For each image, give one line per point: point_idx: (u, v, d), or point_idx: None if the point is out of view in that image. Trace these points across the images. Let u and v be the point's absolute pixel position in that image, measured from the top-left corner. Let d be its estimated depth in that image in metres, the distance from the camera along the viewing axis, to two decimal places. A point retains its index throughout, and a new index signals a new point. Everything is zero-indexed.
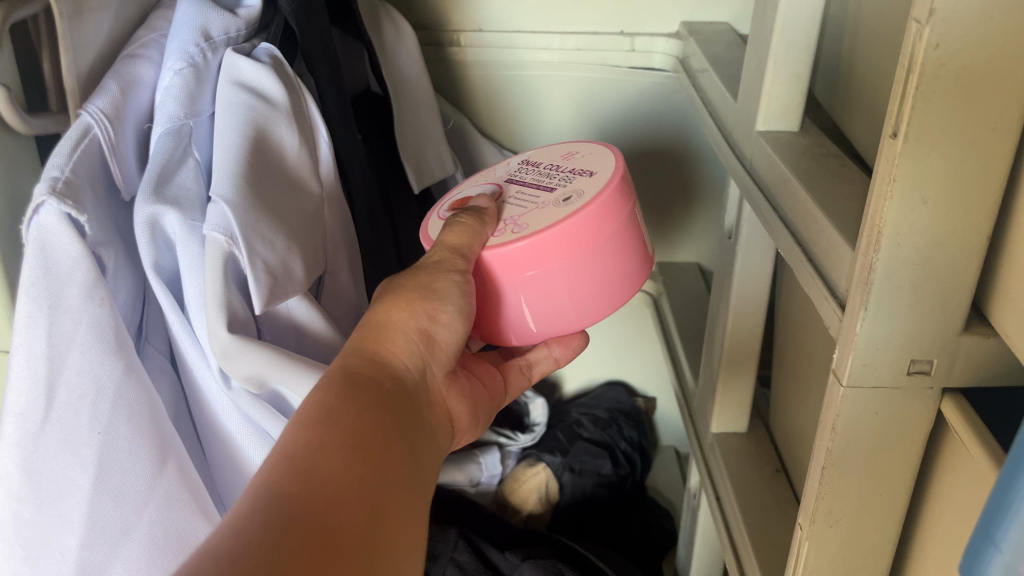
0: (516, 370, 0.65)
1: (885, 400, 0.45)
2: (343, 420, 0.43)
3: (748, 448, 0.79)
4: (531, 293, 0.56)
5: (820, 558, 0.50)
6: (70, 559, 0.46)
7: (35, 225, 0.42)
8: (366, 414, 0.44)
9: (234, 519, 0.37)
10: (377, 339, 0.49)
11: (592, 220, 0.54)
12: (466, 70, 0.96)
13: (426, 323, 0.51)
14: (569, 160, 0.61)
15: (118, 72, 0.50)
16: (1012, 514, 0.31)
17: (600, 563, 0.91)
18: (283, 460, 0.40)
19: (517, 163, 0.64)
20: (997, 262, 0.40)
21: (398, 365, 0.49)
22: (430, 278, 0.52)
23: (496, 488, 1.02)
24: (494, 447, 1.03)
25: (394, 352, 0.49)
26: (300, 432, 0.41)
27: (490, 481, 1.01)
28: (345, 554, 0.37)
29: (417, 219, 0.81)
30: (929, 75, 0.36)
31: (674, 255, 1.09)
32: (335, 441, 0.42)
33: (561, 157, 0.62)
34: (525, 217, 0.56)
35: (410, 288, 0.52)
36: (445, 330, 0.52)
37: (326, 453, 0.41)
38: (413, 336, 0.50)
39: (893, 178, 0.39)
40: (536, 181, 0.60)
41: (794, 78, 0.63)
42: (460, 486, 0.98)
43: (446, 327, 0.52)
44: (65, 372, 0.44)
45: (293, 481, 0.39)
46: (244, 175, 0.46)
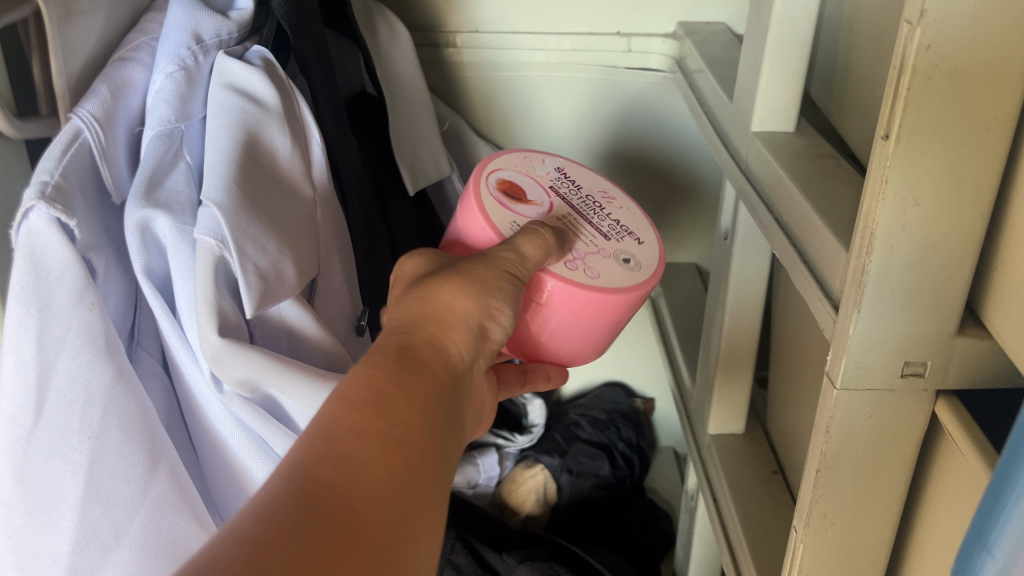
0: (518, 378, 0.60)
1: (880, 403, 0.45)
2: (393, 405, 0.38)
3: (745, 449, 0.79)
4: (557, 321, 0.58)
5: (815, 561, 0.50)
6: (60, 565, 0.45)
7: (24, 230, 0.42)
8: (418, 402, 0.39)
9: (255, 501, 0.33)
10: (438, 326, 0.45)
11: (636, 298, 0.58)
12: (462, 71, 0.95)
13: (485, 317, 0.47)
14: (608, 204, 0.64)
15: (108, 75, 0.50)
16: (1005, 519, 0.31)
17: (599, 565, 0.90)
18: (320, 440, 0.35)
19: (556, 171, 0.65)
20: (990, 263, 0.40)
21: (456, 356, 0.44)
22: (492, 276, 0.49)
23: (494, 489, 1.03)
24: (491, 448, 1.04)
25: (455, 344, 0.45)
26: (344, 412, 0.37)
27: (487, 483, 1.02)
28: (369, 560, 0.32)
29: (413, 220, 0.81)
30: (921, 76, 0.36)
31: (672, 256, 1.09)
32: (380, 428, 0.37)
33: (601, 193, 0.65)
34: (589, 261, 0.58)
35: (474, 276, 0.48)
36: (499, 331, 0.48)
37: (368, 440, 0.36)
38: (472, 329, 0.46)
39: (885, 180, 0.38)
40: (581, 209, 0.62)
41: (789, 78, 0.63)
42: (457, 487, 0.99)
43: (499, 327, 0.48)
44: (55, 377, 0.44)
45: (327, 467, 0.34)
46: (235, 178, 0.46)
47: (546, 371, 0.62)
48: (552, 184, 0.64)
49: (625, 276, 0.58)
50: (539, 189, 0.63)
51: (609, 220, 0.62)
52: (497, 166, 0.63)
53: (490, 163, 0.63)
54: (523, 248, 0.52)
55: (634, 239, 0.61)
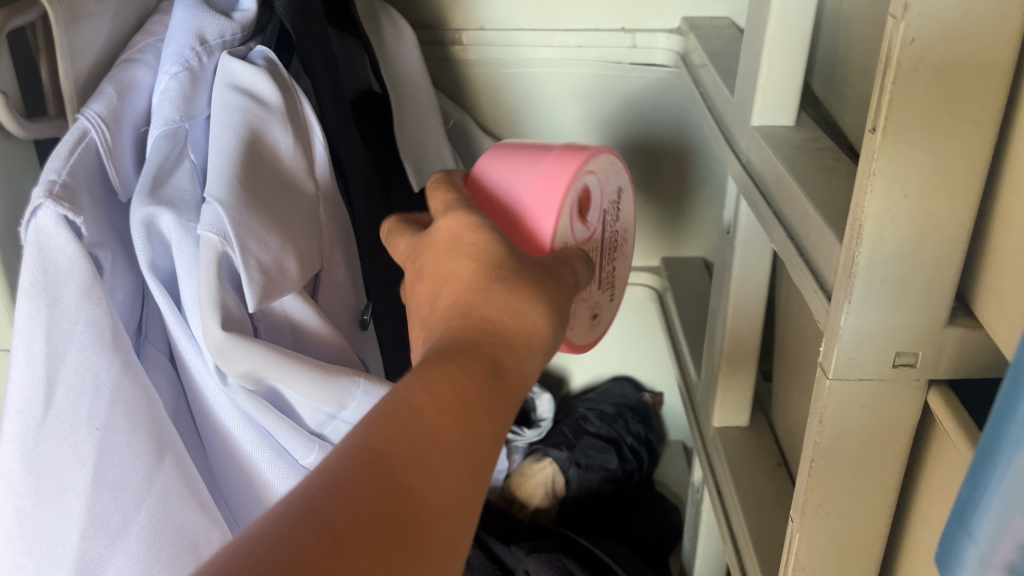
0: None
1: (872, 392, 0.45)
2: (467, 408, 0.37)
3: (749, 441, 0.80)
4: None
5: (812, 551, 0.50)
6: (70, 553, 0.46)
7: (33, 227, 0.44)
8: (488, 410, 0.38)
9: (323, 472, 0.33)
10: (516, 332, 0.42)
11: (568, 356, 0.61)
12: (468, 68, 0.96)
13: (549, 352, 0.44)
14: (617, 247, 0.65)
15: (115, 76, 0.51)
16: (985, 504, 0.31)
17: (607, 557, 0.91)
18: (394, 425, 0.35)
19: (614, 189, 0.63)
20: (980, 253, 0.40)
21: (517, 361, 0.41)
22: (562, 297, 0.46)
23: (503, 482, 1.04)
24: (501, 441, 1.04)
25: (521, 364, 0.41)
26: (421, 407, 0.36)
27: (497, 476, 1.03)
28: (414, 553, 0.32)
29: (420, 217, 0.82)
30: (906, 70, 0.36)
31: (680, 250, 1.10)
32: (450, 428, 0.36)
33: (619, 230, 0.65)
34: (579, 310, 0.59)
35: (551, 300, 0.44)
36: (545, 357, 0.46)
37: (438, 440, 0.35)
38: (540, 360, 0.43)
39: (872, 172, 0.39)
40: (603, 247, 0.61)
41: (789, 73, 0.63)
42: None
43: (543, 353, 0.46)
44: (63, 370, 0.45)
45: (395, 457, 0.34)
46: (237, 176, 0.47)
47: None
48: (606, 206, 0.61)
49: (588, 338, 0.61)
50: (597, 207, 0.60)
51: (608, 264, 0.63)
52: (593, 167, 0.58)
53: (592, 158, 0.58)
54: (578, 276, 0.50)
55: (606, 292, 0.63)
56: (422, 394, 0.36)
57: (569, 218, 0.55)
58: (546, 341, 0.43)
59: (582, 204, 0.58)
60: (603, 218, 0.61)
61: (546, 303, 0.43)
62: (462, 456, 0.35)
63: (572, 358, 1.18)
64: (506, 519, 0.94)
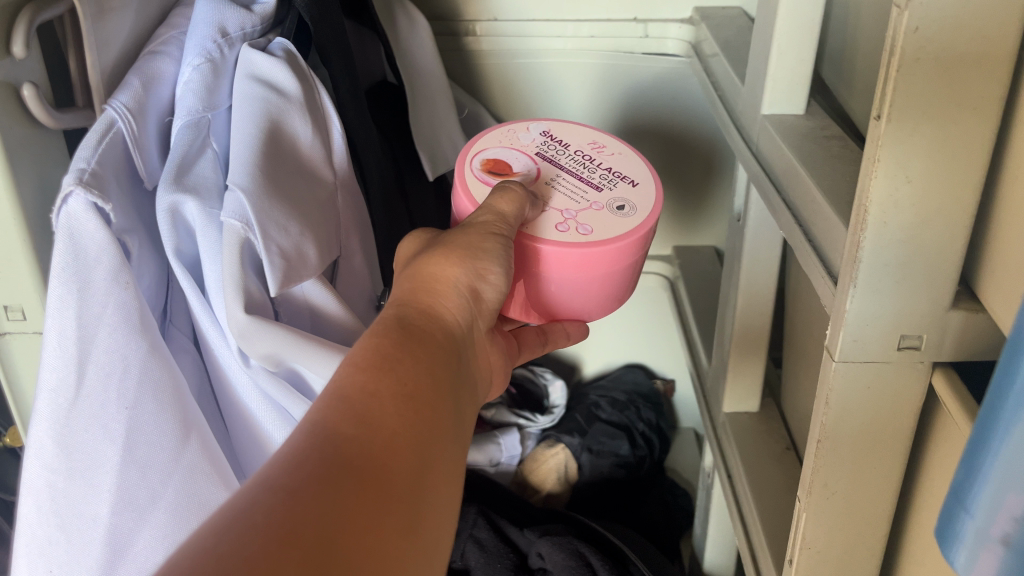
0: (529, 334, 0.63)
1: (877, 374, 0.46)
2: (399, 366, 0.41)
3: (759, 427, 0.81)
4: (574, 284, 0.60)
5: (817, 530, 0.52)
6: (100, 529, 0.48)
7: (64, 214, 0.45)
8: (420, 363, 0.42)
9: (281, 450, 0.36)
10: (429, 293, 0.47)
11: (632, 247, 0.59)
12: (481, 58, 0.98)
13: (476, 280, 0.49)
14: (598, 153, 0.66)
15: (140, 68, 0.53)
16: (983, 479, 0.32)
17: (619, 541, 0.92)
18: (335, 396, 0.38)
19: (541, 135, 0.67)
20: (984, 238, 0.41)
21: (445, 314, 0.46)
22: (476, 238, 0.52)
23: (516, 468, 1.04)
24: (513, 428, 1.05)
25: (442, 304, 0.47)
26: (357, 374, 0.39)
27: (510, 462, 1.03)
28: (377, 502, 0.35)
29: (434, 205, 0.84)
30: (910, 58, 0.37)
31: (691, 238, 1.10)
32: (388, 386, 0.39)
33: (589, 146, 0.66)
34: (581, 216, 0.59)
35: (454, 247, 0.50)
36: (492, 292, 0.51)
37: (376, 398, 0.38)
38: (463, 293, 0.48)
39: (877, 158, 0.40)
40: (574, 170, 0.64)
41: (798, 61, 0.64)
42: (479, 465, 1.01)
43: (493, 288, 0.51)
44: (93, 351, 0.47)
45: (343, 422, 0.37)
46: (258, 164, 0.49)
47: (564, 328, 0.63)
48: (539, 150, 0.65)
49: (624, 222, 0.59)
50: (520, 156, 0.64)
51: (600, 170, 0.64)
52: (481, 147, 0.65)
53: (473, 146, 0.65)
54: (496, 207, 0.54)
55: (627, 181, 0.63)
56: (357, 365, 0.40)
57: (477, 188, 0.60)
58: (458, 285, 0.48)
59: (498, 167, 0.63)
60: (542, 157, 0.64)
61: (454, 258, 0.49)
62: (401, 405, 0.39)
63: (584, 346, 1.20)
64: (519, 504, 0.95)
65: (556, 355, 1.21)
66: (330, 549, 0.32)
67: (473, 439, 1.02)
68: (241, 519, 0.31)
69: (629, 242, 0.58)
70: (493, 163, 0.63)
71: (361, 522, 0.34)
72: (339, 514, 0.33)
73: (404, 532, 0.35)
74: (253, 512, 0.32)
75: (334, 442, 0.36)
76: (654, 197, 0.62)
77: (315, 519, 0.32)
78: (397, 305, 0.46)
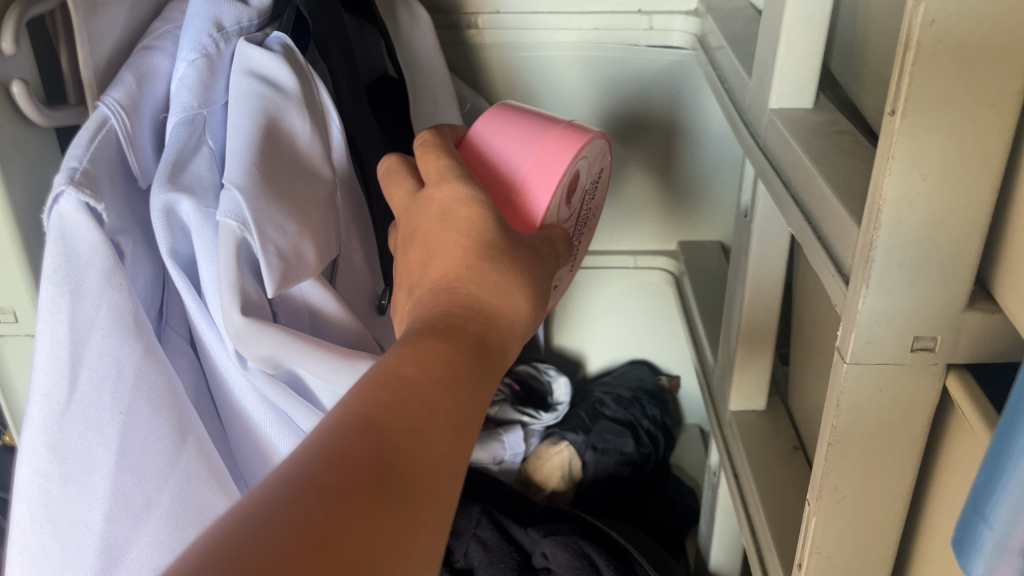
0: None
1: (891, 376, 0.45)
2: (452, 380, 0.39)
3: (766, 425, 0.80)
4: None
5: (827, 534, 0.50)
6: (93, 536, 0.47)
7: (56, 214, 0.44)
8: (470, 382, 0.40)
9: (327, 439, 0.34)
10: (497, 314, 0.45)
11: None
12: (483, 51, 0.96)
13: (530, 324, 0.47)
14: (591, 221, 0.66)
15: (134, 64, 0.52)
16: (1003, 489, 0.31)
17: (623, 540, 0.91)
18: (388, 397, 0.37)
19: (604, 167, 0.63)
20: (1001, 238, 0.40)
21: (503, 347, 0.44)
22: (539, 275, 0.48)
23: (519, 466, 1.02)
24: (516, 425, 1.03)
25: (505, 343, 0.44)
26: (410, 380, 0.38)
27: (513, 460, 1.01)
28: (409, 522, 0.34)
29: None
30: (926, 51, 0.36)
31: (696, 233, 1.09)
32: (438, 401, 0.38)
33: (597, 207, 0.66)
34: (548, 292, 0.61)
35: (531, 285, 0.47)
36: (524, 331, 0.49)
37: (425, 411, 0.37)
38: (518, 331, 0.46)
39: (890, 155, 0.39)
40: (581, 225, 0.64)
41: (807, 54, 0.62)
42: (482, 463, 0.99)
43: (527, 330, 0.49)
44: (87, 355, 0.46)
45: (392, 429, 0.36)
46: (255, 162, 0.47)
47: None
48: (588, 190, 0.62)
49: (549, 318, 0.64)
50: (581, 189, 0.60)
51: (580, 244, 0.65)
52: (591, 146, 0.58)
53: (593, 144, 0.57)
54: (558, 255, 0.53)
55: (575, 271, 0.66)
56: (412, 367, 0.39)
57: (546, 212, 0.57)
58: (520, 314, 0.46)
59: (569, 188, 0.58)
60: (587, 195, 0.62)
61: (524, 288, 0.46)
62: (436, 409, 0.38)
63: (588, 342, 1.19)
64: (524, 502, 0.94)
65: (560, 351, 1.20)
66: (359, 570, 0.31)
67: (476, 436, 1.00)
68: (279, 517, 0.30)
69: None
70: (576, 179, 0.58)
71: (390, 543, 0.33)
72: (372, 531, 0.32)
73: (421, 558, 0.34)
74: (293, 513, 0.31)
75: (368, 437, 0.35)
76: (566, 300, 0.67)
77: (351, 532, 0.31)
78: (462, 314, 0.43)
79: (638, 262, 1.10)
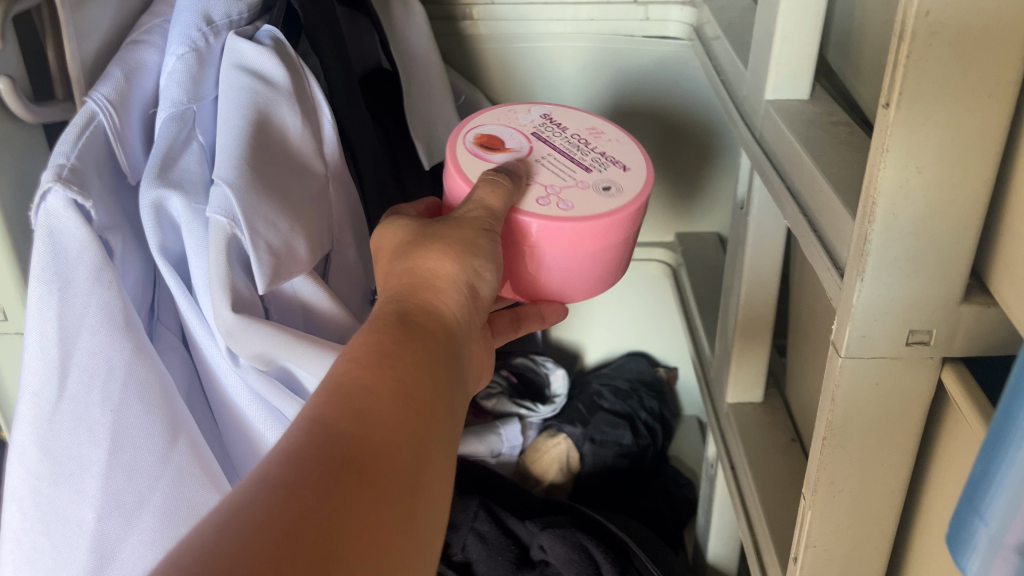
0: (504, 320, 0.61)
1: (886, 370, 0.45)
2: (399, 364, 0.39)
3: (763, 417, 0.79)
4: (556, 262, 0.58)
5: (823, 528, 0.50)
6: (85, 535, 0.47)
7: (43, 212, 0.44)
8: (421, 362, 0.40)
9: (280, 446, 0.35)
10: (433, 291, 0.46)
11: (617, 226, 0.57)
12: (478, 43, 0.96)
13: (474, 277, 0.48)
14: (594, 138, 0.64)
15: (122, 58, 0.51)
16: (998, 484, 0.31)
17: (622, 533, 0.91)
18: (334, 393, 0.37)
19: (539, 116, 0.65)
20: (997, 230, 0.40)
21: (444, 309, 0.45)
22: (468, 233, 0.50)
23: (517, 459, 1.03)
24: (513, 418, 1.03)
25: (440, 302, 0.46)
26: (356, 372, 0.38)
27: (511, 452, 1.01)
28: (378, 503, 0.34)
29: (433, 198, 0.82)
30: (921, 43, 0.35)
31: (694, 225, 1.09)
32: (389, 385, 0.38)
33: (586, 131, 0.64)
34: (565, 192, 0.57)
35: (453, 241, 0.49)
36: (489, 288, 0.49)
37: (376, 395, 0.37)
38: (461, 289, 0.47)
39: (885, 148, 0.38)
40: (566, 149, 0.62)
41: (803, 44, 0.62)
42: (481, 457, 0.99)
43: (489, 285, 0.50)
44: (76, 353, 0.46)
45: (344, 419, 0.36)
46: (245, 157, 0.47)
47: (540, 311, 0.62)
48: (536, 129, 0.63)
49: (607, 200, 0.57)
50: (514, 134, 0.63)
51: (594, 153, 0.62)
52: (478, 123, 0.63)
53: (469, 121, 0.63)
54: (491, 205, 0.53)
55: (619, 166, 0.61)
56: (356, 360, 0.39)
57: (469, 167, 0.59)
58: (451, 277, 0.47)
59: (492, 142, 0.61)
60: (536, 136, 0.63)
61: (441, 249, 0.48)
62: (383, 390, 0.38)
63: (585, 334, 1.18)
64: (523, 495, 0.94)
65: (558, 343, 1.20)
66: (330, 549, 0.30)
67: (474, 430, 1.00)
68: (240, 515, 0.30)
69: (613, 219, 0.57)
70: (487, 137, 0.62)
71: (360, 521, 0.32)
72: (338, 512, 0.32)
73: (401, 536, 0.34)
74: (252, 510, 0.31)
75: (335, 438, 0.35)
76: (644, 179, 0.60)
77: (316, 517, 0.31)
78: (396, 301, 0.45)
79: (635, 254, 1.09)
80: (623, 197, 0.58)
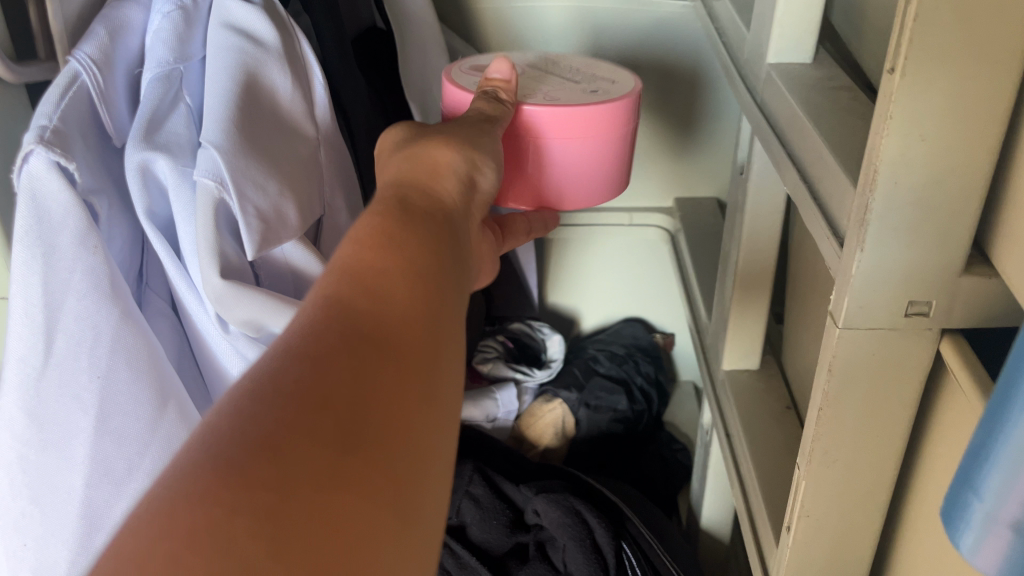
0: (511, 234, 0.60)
1: (883, 341, 0.44)
2: (404, 241, 0.37)
3: (759, 384, 0.79)
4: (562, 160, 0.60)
5: (817, 498, 0.50)
6: (76, 499, 0.47)
7: (25, 174, 0.43)
8: (426, 238, 0.38)
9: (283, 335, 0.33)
10: (429, 175, 0.44)
11: (610, 113, 0.60)
12: (474, 3, 0.94)
13: (471, 169, 0.47)
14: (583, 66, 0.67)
15: (106, 17, 0.50)
16: (994, 461, 0.30)
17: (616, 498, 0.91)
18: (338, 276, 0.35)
19: (530, 55, 0.69)
20: (999, 200, 0.39)
21: (443, 192, 0.43)
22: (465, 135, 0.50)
23: (513, 424, 1.03)
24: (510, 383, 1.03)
25: (440, 183, 0.44)
26: (360, 251, 0.36)
27: (507, 417, 1.02)
28: (388, 383, 0.32)
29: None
30: (928, 7, 0.34)
31: (693, 190, 1.08)
32: (396, 262, 0.36)
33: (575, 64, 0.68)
34: (559, 96, 0.60)
35: (451, 138, 0.48)
36: (487, 183, 0.49)
37: (382, 274, 0.35)
38: (460, 178, 0.46)
39: (889, 116, 0.37)
40: (557, 75, 0.65)
41: (807, 6, 0.60)
42: (476, 421, 0.99)
43: (488, 179, 0.49)
44: (62, 319, 0.45)
45: (349, 302, 0.34)
46: (233, 119, 0.46)
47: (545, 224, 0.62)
48: (528, 63, 0.67)
49: (598, 96, 0.60)
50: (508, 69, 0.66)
51: (583, 73, 0.65)
52: (473, 62, 0.66)
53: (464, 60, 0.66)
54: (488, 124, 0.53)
55: (608, 81, 0.64)
56: (357, 243, 0.37)
57: (464, 82, 0.61)
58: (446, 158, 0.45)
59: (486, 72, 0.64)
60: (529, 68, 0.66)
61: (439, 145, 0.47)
62: (389, 268, 0.36)
63: (583, 299, 1.18)
64: (517, 459, 0.94)
65: (555, 309, 1.19)
66: (338, 434, 0.29)
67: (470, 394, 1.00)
68: (237, 408, 0.29)
69: (604, 107, 0.59)
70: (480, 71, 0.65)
71: (373, 406, 0.31)
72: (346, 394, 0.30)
73: (421, 418, 0.32)
74: (251, 399, 0.29)
75: (336, 330, 0.33)
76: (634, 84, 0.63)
77: (322, 398, 0.30)
78: (395, 184, 0.43)
79: (633, 220, 1.08)
80: (614, 94, 0.61)
